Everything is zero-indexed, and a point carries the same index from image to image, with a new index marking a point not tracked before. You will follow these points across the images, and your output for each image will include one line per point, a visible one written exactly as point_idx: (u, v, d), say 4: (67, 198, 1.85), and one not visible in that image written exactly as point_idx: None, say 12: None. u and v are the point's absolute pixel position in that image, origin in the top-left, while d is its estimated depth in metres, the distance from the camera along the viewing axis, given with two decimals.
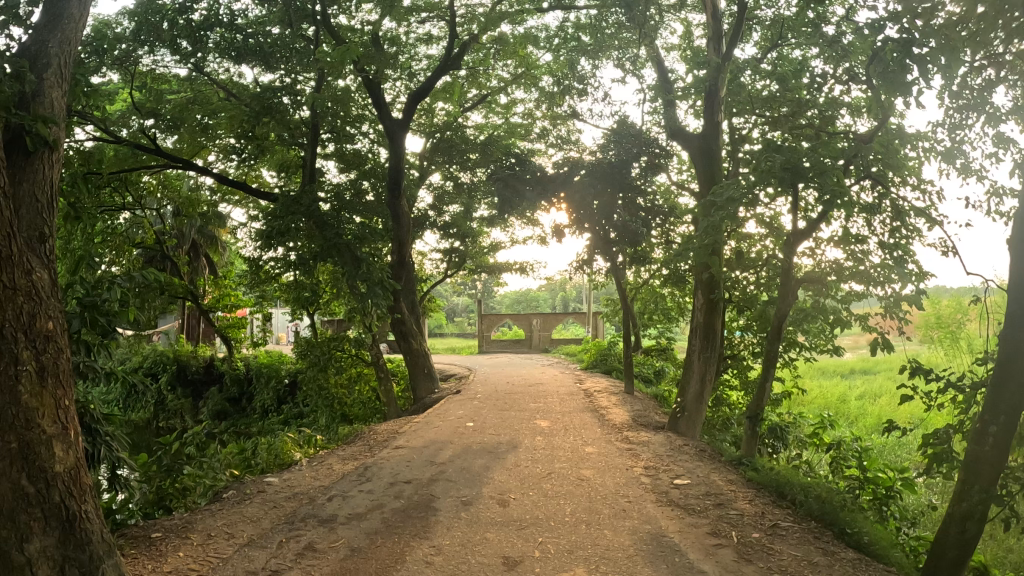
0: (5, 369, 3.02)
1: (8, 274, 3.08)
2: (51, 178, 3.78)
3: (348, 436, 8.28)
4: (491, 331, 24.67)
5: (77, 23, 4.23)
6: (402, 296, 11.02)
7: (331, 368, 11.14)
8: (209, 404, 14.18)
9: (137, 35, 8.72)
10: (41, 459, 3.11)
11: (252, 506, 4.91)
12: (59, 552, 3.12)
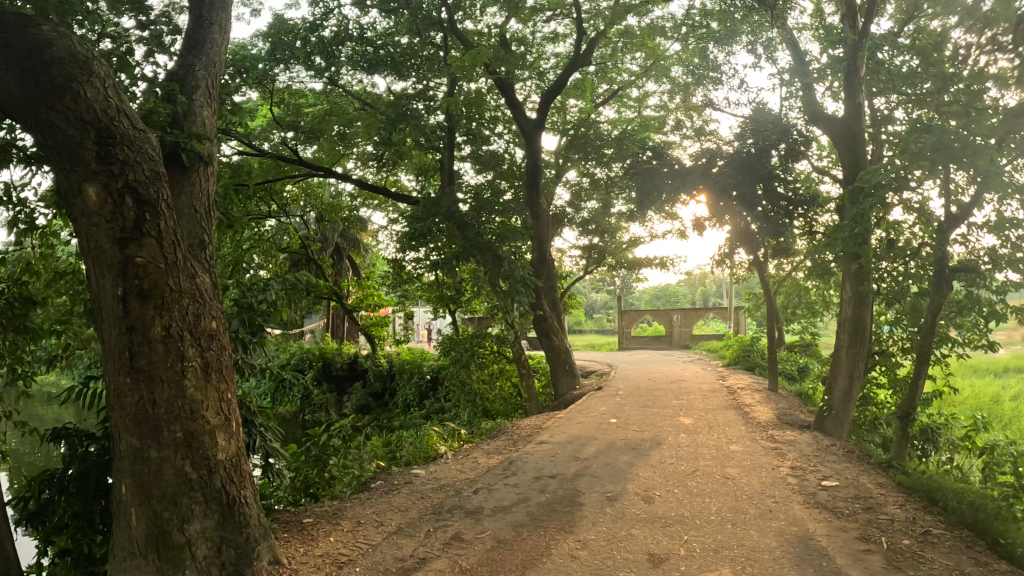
0: (173, 364, 3.25)
1: (175, 278, 3.32)
2: (208, 190, 4.04)
3: (490, 431, 8.40)
4: (631, 327, 24.44)
5: (219, 48, 4.52)
6: (544, 294, 11.07)
7: (474, 364, 11.36)
8: (354, 400, 14.81)
9: (273, 53, 9.28)
10: (204, 448, 3.30)
11: (400, 496, 5.05)
12: (217, 534, 3.30)
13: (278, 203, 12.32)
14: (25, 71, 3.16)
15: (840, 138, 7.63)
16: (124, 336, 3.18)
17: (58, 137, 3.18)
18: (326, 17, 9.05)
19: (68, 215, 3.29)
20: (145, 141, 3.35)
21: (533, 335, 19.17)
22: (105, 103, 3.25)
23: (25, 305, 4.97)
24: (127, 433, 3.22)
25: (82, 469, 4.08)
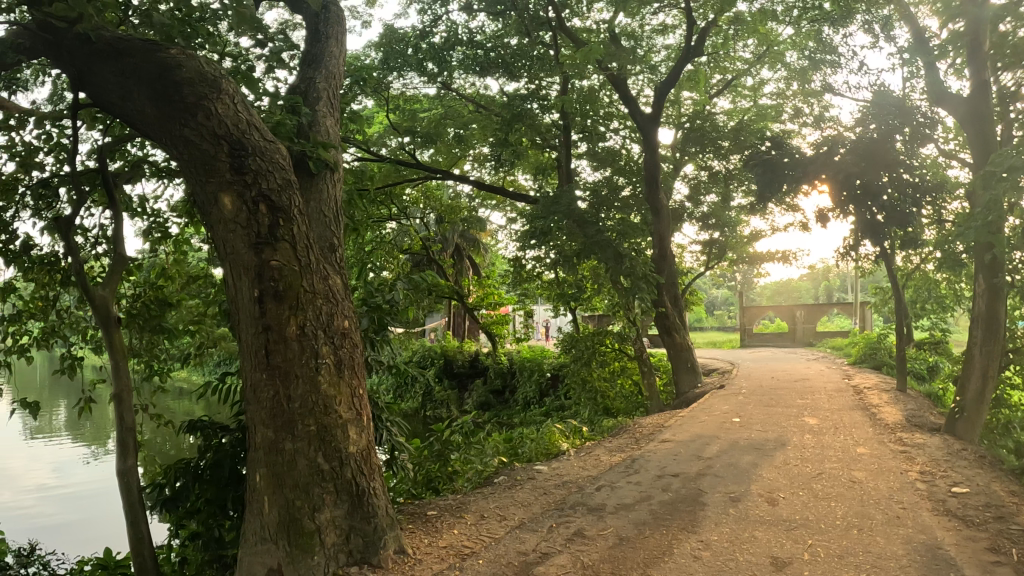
0: (307, 362, 3.40)
1: (307, 280, 3.48)
2: (335, 195, 4.21)
3: (611, 428, 8.36)
4: (752, 324, 23.70)
5: (337, 61, 4.73)
6: (666, 291, 10.92)
7: (595, 361, 11.42)
8: (475, 396, 15.12)
9: (386, 61, 9.57)
10: (337, 441, 3.44)
11: (523, 491, 5.10)
12: (346, 523, 3.44)
13: (399, 206, 12.69)
14: (158, 92, 3.37)
15: (967, 120, 7.13)
16: (261, 335, 3.37)
17: (193, 151, 3.39)
18: (435, 23, 9.23)
19: (206, 222, 3.50)
20: (275, 151, 3.52)
21: (653, 332, 18.92)
22: (235, 117, 3.43)
23: (160, 307, 5.51)
24: (263, 426, 3.40)
25: (216, 459, 4.29)
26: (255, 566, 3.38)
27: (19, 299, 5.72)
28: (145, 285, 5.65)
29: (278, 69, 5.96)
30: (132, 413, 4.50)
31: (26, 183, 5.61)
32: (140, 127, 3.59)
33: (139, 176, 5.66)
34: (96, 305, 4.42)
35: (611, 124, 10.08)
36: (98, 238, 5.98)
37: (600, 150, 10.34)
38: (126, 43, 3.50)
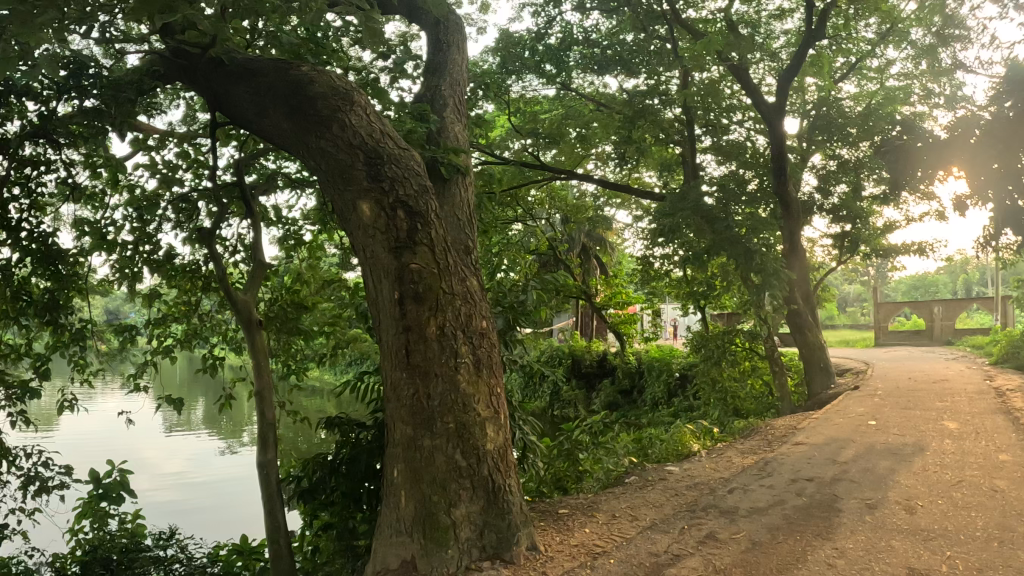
0: (447, 361, 3.49)
1: (447, 282, 3.56)
2: (468, 200, 4.31)
3: (742, 429, 8.18)
4: (888, 321, 22.49)
5: (459, 67, 4.87)
6: (798, 287, 10.52)
7: (726, 361, 10.93)
8: (603, 396, 15.14)
9: (505, 65, 9.67)
10: (475, 438, 3.49)
11: (654, 492, 5.06)
12: (481, 519, 3.48)
13: (524, 208, 12.84)
14: (295, 109, 3.62)
15: None
16: (402, 336, 3.48)
17: (332, 162, 3.57)
18: (550, 25, 9.27)
19: (347, 229, 3.66)
20: (409, 158, 3.67)
21: (785, 331, 18.25)
22: (368, 128, 3.62)
23: (295, 310, 5.85)
24: (403, 423, 3.51)
25: (352, 454, 4.49)
26: (390, 558, 3.47)
27: (164, 304, 6.08)
28: (282, 290, 5.99)
29: (402, 78, 6.14)
30: (272, 409, 4.60)
31: (168, 198, 5.92)
32: (279, 142, 3.84)
33: (275, 186, 5.98)
34: (239, 308, 4.62)
35: (737, 116, 9.73)
36: (236, 247, 6.28)
37: (725, 143, 9.99)
38: (259, 66, 3.78)
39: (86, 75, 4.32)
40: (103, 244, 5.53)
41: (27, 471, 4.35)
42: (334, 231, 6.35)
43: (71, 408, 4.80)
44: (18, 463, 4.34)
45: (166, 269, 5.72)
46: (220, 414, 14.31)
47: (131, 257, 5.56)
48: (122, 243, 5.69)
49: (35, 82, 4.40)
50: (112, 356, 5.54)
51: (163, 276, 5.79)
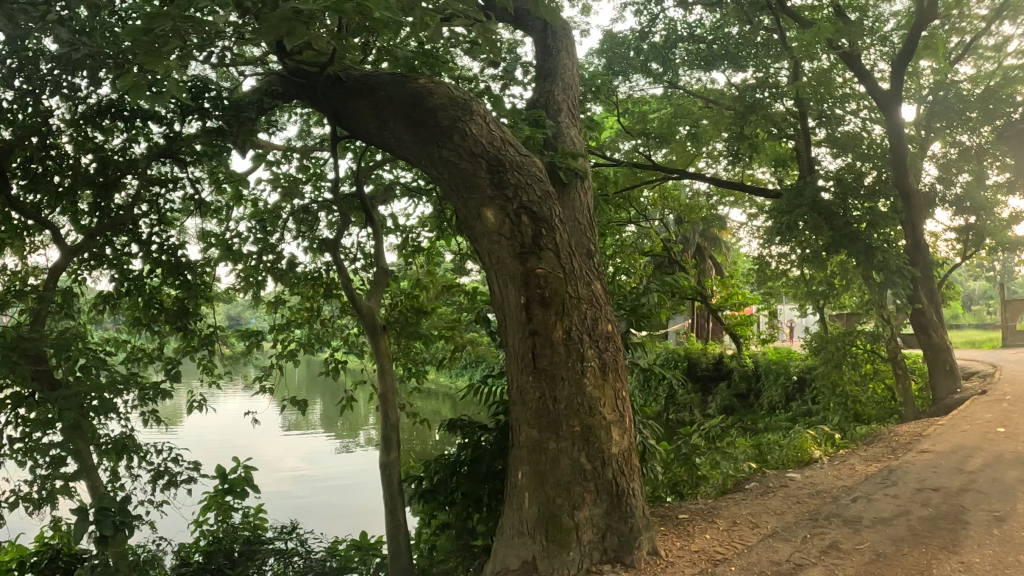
0: (574, 364, 3.45)
1: (573, 285, 3.54)
2: (588, 202, 4.40)
3: (865, 436, 7.81)
4: (1018, 319, 20.92)
5: (571, 71, 5.00)
6: (921, 284, 9.93)
7: (847, 365, 9.95)
8: (719, 400, 14.27)
9: (610, 67, 9.11)
10: (600, 441, 3.43)
11: (774, 499, 4.90)
12: (603, 521, 3.41)
13: None
14: (415, 120, 3.68)
15: None
16: (528, 340, 3.48)
17: (454, 170, 3.61)
18: (654, 24, 9.06)
19: (472, 236, 3.70)
20: (530, 165, 3.67)
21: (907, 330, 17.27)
22: (489, 136, 3.64)
23: (416, 315, 5.97)
24: (528, 425, 3.49)
25: (475, 455, 4.45)
26: (511, 557, 3.45)
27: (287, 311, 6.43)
28: (402, 296, 6.21)
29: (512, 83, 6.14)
30: (394, 412, 4.95)
31: (290, 210, 6.20)
32: (401, 153, 3.92)
33: (393, 195, 6.17)
34: (363, 314, 4.89)
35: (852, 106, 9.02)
36: (359, 254, 6.50)
37: (838, 135, 8.95)
38: (377, 80, 3.84)
39: (208, 97, 4.47)
40: (231, 256, 5.88)
41: (158, 465, 4.37)
42: (451, 237, 6.41)
43: (199, 408, 5.04)
44: (149, 458, 4.33)
45: (290, 277, 6.01)
46: (335, 415, 14.64)
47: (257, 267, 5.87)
48: (247, 253, 6.02)
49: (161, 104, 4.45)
50: (235, 359, 5.74)
51: (286, 284, 6.10)
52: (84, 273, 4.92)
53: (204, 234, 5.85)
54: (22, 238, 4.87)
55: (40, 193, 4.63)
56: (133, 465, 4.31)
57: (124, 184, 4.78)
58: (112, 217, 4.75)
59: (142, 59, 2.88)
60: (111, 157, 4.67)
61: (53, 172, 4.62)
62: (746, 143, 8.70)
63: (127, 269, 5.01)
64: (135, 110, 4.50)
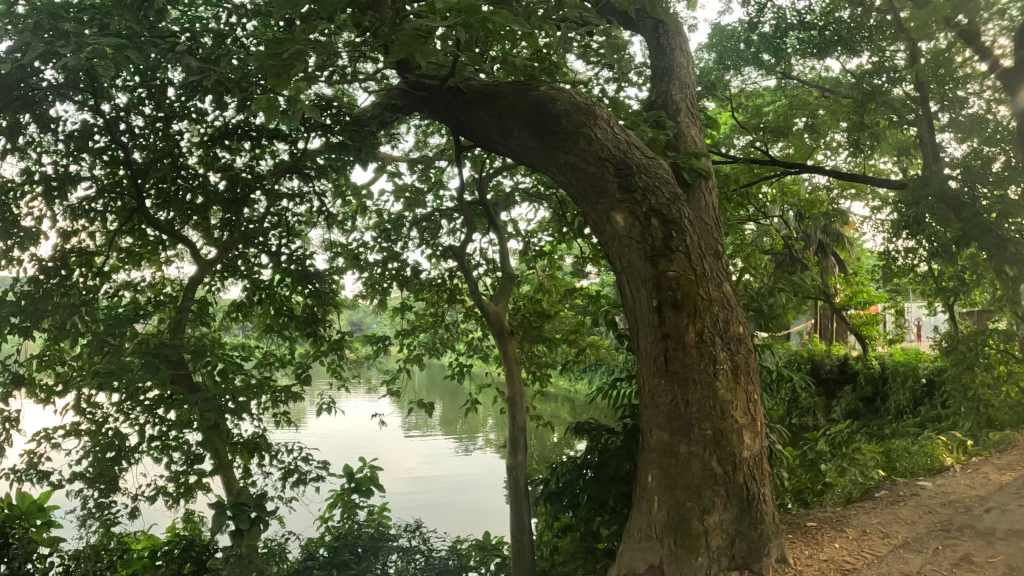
0: (705, 368, 3.40)
1: (705, 288, 3.48)
2: (713, 200, 4.30)
3: (1003, 443, 7.34)
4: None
5: (685, 70, 4.98)
6: None
7: (980, 365, 9.32)
8: (843, 404, 13.08)
9: (723, 60, 7.79)
10: (732, 445, 3.37)
11: (905, 508, 4.72)
12: (733, 527, 3.34)
13: None
14: (539, 127, 3.71)
15: None
16: (660, 343, 3.44)
17: (580, 174, 3.62)
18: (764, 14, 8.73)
19: (601, 240, 3.68)
20: (657, 167, 3.64)
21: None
22: (614, 140, 3.63)
23: (539, 318, 5.99)
24: (659, 429, 3.46)
25: (603, 459, 4.45)
26: (638, 561, 3.42)
27: (414, 315, 6.65)
28: (526, 300, 6.28)
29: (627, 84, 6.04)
30: (523, 415, 5.14)
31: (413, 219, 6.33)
32: (524, 158, 3.93)
33: (514, 201, 6.22)
34: (492, 321, 5.07)
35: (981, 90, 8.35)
36: (484, 260, 6.50)
37: None
38: (499, 87, 3.89)
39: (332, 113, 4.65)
40: (356, 264, 6.02)
41: (288, 464, 4.67)
42: (573, 240, 6.35)
43: (329, 410, 5.22)
44: (280, 457, 4.66)
45: (415, 284, 6.28)
46: (456, 412, 14.91)
47: (381, 274, 6.17)
48: (374, 261, 6.20)
49: (282, 123, 4.77)
50: (361, 362, 5.89)
51: (412, 291, 6.34)
52: (220, 283, 5.22)
53: (330, 242, 5.90)
54: (158, 252, 5.14)
55: (172, 210, 4.88)
56: (265, 463, 4.64)
57: (253, 199, 5.02)
58: (241, 231, 4.95)
59: (270, 82, 3.05)
60: (238, 175, 4.96)
61: (185, 191, 4.87)
62: (868, 134, 7.12)
63: (258, 279, 5.20)
64: (261, 130, 4.88)
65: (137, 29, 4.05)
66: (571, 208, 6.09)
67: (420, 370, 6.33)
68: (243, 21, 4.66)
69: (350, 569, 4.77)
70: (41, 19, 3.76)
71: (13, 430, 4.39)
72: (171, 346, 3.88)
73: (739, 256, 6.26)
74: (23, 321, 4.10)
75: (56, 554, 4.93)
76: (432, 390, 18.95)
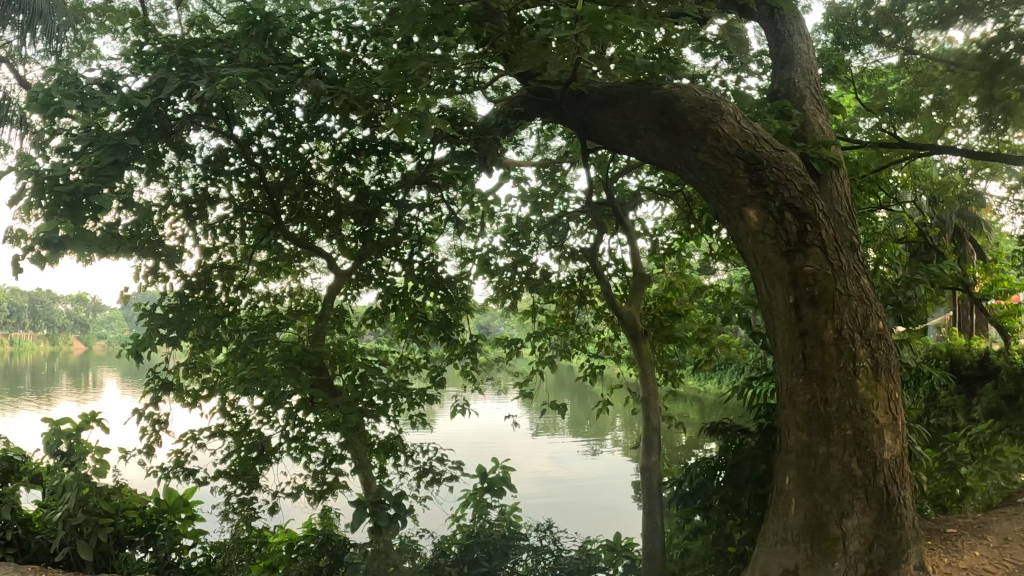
0: (845, 365, 3.32)
1: (842, 283, 3.40)
2: (845, 191, 4.18)
3: None
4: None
5: (806, 55, 4.84)
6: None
7: None
8: None
9: (840, 41, 6.32)
10: (873, 446, 3.27)
11: None
12: (872, 532, 3.23)
13: None
14: (665, 126, 3.73)
15: None
16: (796, 341, 3.39)
17: (708, 171, 3.61)
18: None
19: (734, 237, 3.65)
20: (788, 160, 3.58)
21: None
22: (742, 134, 3.59)
23: (670, 318, 6.10)
24: (797, 429, 3.40)
25: (737, 460, 4.35)
26: (773, 564, 3.40)
27: (544, 317, 6.81)
28: (656, 300, 6.33)
29: (746, 74, 5.86)
30: (658, 415, 5.27)
31: (540, 223, 6.38)
32: (653, 158, 3.94)
33: (640, 200, 6.23)
34: (625, 320, 5.30)
35: None
36: (614, 260, 6.55)
37: None
38: (622, 89, 3.97)
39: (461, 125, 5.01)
40: (486, 270, 6.20)
41: (422, 464, 5.08)
42: (700, 237, 6.27)
43: (462, 412, 5.45)
44: (415, 457, 5.08)
45: (545, 287, 6.37)
46: (588, 415, 15.04)
47: (512, 279, 6.36)
48: (504, 267, 6.34)
49: (408, 138, 5.29)
50: (491, 365, 6.04)
51: (543, 293, 6.42)
52: (356, 292, 5.74)
53: (459, 248, 6.22)
54: (296, 264, 5.73)
55: (306, 224, 5.44)
56: (400, 463, 5.07)
57: (383, 211, 5.51)
58: (374, 241, 5.44)
59: (398, 99, 3.42)
60: (368, 188, 5.43)
61: (317, 206, 5.36)
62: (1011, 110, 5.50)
63: (393, 286, 5.57)
64: (387, 143, 5.36)
65: (266, 57, 4.37)
66: (697, 205, 5.96)
67: (552, 372, 6.42)
68: (363, 43, 4.90)
69: (480, 568, 4.92)
70: (175, 55, 4.35)
71: (163, 431, 5.28)
72: (311, 352, 4.59)
73: (869, 246, 6.07)
74: (173, 332, 4.92)
75: (198, 545, 5.57)
76: (564, 392, 19.21)
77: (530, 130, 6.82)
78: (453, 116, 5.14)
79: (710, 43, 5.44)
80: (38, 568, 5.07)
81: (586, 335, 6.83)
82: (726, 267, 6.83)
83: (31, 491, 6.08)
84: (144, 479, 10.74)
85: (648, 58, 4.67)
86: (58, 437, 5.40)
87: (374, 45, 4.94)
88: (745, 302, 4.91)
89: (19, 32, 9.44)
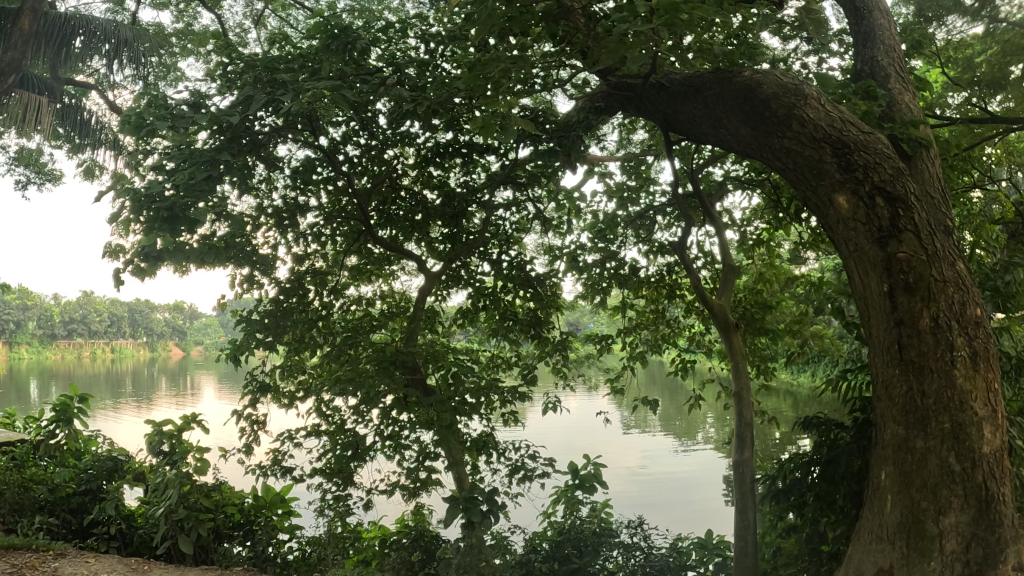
0: (943, 355, 3.20)
1: (937, 269, 3.27)
2: (937, 171, 4.02)
3: None
4: None
5: (888, 30, 4.65)
6: None
7: None
8: None
9: (921, 13, 5.59)
10: (972, 440, 3.14)
11: None
12: (970, 530, 3.09)
13: None
14: (750, 114, 3.67)
15: None
16: (892, 330, 3.28)
17: (797, 158, 3.54)
18: None
19: (824, 224, 3.56)
20: (877, 141, 3.46)
21: None
22: (828, 117, 3.49)
23: (761, 310, 6.07)
24: (894, 423, 3.32)
25: (832, 456, 4.26)
26: (868, 563, 3.32)
27: (633, 311, 6.80)
28: (746, 292, 6.30)
29: (828, 54, 5.67)
30: (750, 411, 5.20)
31: (626, 219, 6.34)
32: (739, 147, 3.90)
33: (726, 190, 6.15)
34: (716, 314, 5.23)
35: None
36: (702, 253, 6.49)
37: None
38: (704, 78, 3.94)
39: (542, 124, 5.07)
40: (574, 267, 6.21)
41: (514, 461, 5.08)
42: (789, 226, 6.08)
43: (554, 409, 5.43)
44: (507, 454, 5.10)
45: (633, 282, 6.37)
46: (678, 411, 14.83)
47: (601, 274, 6.35)
48: (591, 263, 6.34)
49: (491, 139, 5.34)
50: (581, 362, 6.00)
51: (631, 289, 6.43)
52: (445, 293, 5.84)
53: (547, 246, 6.22)
54: (386, 267, 5.88)
55: (396, 228, 5.61)
56: (494, 460, 5.12)
57: (469, 212, 5.61)
58: (462, 242, 5.58)
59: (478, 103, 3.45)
60: (454, 191, 5.53)
61: (405, 211, 5.57)
62: None
63: (482, 286, 5.73)
64: (471, 146, 5.40)
65: (342, 70, 4.49)
66: (785, 192, 5.81)
67: (641, 367, 6.55)
68: (439, 49, 4.97)
69: (571, 564, 4.96)
70: (258, 73, 4.52)
71: (261, 431, 5.44)
72: (405, 352, 4.85)
73: (965, 228, 5.79)
74: (268, 336, 5.10)
75: (296, 539, 5.77)
76: (653, 390, 18.99)
77: (612, 125, 6.75)
78: (534, 116, 5.17)
79: (786, 26, 5.28)
80: (141, 560, 5.31)
81: (677, 330, 6.76)
82: (817, 256, 6.65)
83: (135, 488, 6.35)
84: (238, 476, 11.18)
85: (727, 45, 4.59)
86: (160, 438, 5.65)
87: (451, 49, 5.00)
88: (838, 292, 4.79)
89: (108, 61, 9.83)
